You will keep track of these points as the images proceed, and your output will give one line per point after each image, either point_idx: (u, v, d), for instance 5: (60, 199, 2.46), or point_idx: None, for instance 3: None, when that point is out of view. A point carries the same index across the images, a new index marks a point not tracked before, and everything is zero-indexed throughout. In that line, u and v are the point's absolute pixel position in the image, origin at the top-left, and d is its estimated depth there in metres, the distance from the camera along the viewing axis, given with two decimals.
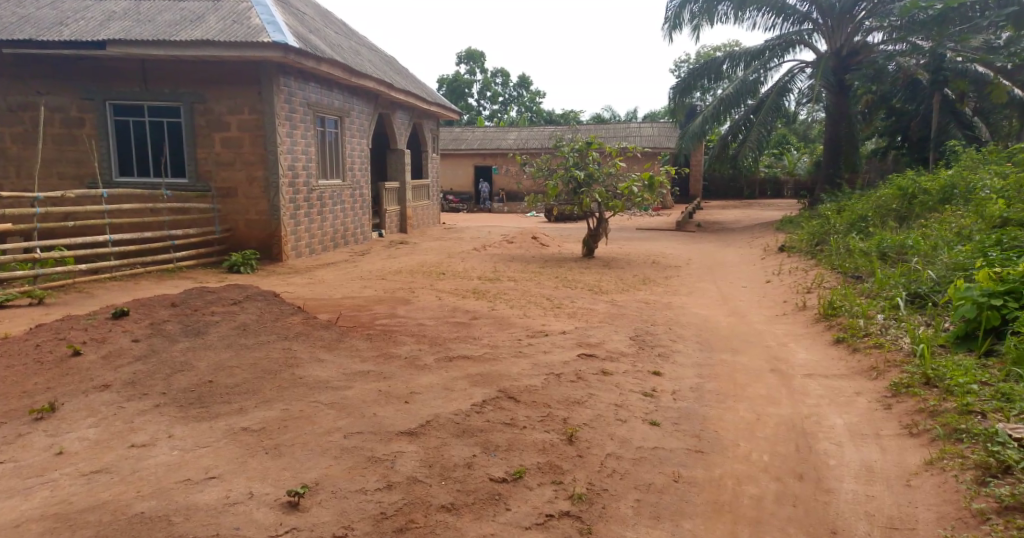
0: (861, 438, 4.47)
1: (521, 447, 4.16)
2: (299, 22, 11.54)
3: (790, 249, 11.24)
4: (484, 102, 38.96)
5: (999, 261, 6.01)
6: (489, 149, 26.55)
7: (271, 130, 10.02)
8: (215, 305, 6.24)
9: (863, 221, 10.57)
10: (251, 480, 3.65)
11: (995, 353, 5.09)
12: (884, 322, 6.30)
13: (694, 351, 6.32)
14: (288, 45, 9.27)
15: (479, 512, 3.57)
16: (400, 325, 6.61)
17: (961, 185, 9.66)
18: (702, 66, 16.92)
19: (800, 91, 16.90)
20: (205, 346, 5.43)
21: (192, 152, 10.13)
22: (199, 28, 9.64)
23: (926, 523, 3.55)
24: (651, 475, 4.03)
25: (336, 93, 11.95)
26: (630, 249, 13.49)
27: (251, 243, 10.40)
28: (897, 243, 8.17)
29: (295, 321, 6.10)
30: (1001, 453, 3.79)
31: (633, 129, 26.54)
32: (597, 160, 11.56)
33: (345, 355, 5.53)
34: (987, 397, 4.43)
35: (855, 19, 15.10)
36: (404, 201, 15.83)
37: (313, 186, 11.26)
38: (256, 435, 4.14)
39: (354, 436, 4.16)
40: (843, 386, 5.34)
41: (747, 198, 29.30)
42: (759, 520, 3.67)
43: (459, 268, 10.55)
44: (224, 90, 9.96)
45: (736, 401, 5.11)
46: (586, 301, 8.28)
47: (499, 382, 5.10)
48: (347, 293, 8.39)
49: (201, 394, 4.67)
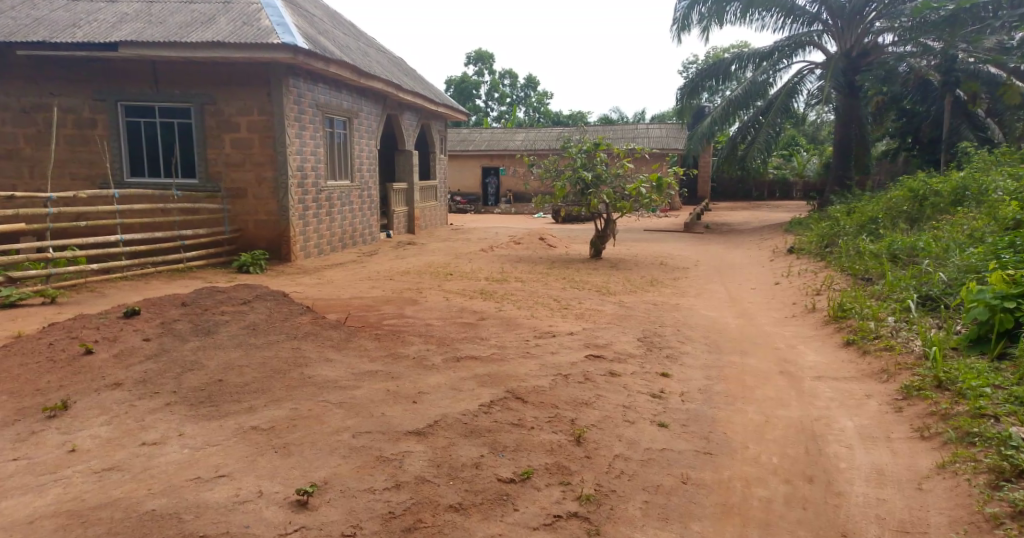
0: (872, 441, 4.45)
1: (529, 448, 4.16)
2: (309, 23, 11.58)
3: (799, 250, 11.23)
4: (491, 103, 38.96)
5: (1012, 263, 5.95)
6: (497, 149, 26.57)
7: (279, 130, 10.06)
8: (225, 305, 6.26)
9: (873, 223, 10.55)
10: (260, 479, 3.66)
11: (1008, 356, 5.05)
12: (894, 325, 6.26)
13: (702, 352, 6.30)
14: (298, 46, 9.30)
15: (487, 512, 3.56)
16: (408, 326, 6.63)
17: (973, 187, 9.59)
18: (709, 68, 16.88)
19: (809, 93, 16.83)
20: (214, 345, 5.45)
21: (202, 152, 10.18)
22: (209, 29, 9.68)
23: (938, 527, 3.53)
24: (660, 476, 4.02)
25: (344, 94, 11.98)
26: (637, 250, 13.48)
27: (260, 243, 10.44)
28: (908, 245, 8.14)
29: (304, 321, 6.12)
30: (1014, 457, 3.77)
31: (641, 130, 26.54)
32: (606, 162, 11.51)
33: (353, 355, 5.55)
34: (999, 400, 4.40)
35: (865, 20, 15.06)
36: (412, 202, 15.85)
37: (321, 187, 11.28)
38: (265, 434, 4.16)
39: (363, 435, 4.16)
40: (853, 388, 5.32)
41: (755, 199, 29.35)
42: (768, 522, 3.66)
43: (467, 269, 10.56)
44: (234, 91, 10.01)
45: (745, 403, 5.10)
46: (594, 302, 8.26)
47: (507, 383, 5.10)
48: (356, 293, 8.41)
49: (211, 393, 4.68)
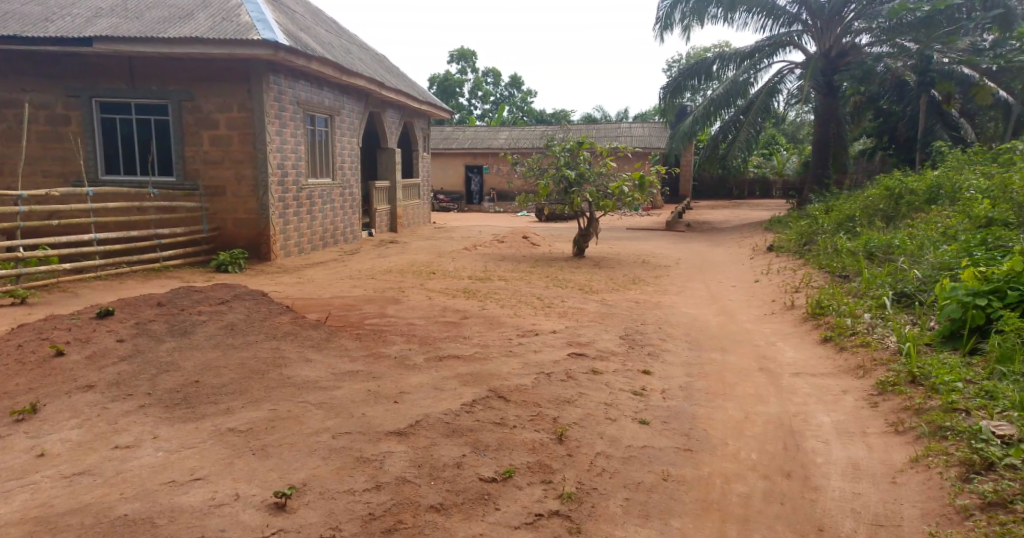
0: (848, 436, 4.49)
1: (511, 447, 4.15)
2: (291, 21, 11.49)
3: (778, 249, 11.28)
4: (475, 101, 38.88)
5: (984, 260, 6.06)
6: (480, 147, 26.50)
7: (259, 128, 9.95)
8: (202, 305, 6.20)
9: (850, 221, 10.63)
10: (238, 482, 3.62)
11: (979, 351, 5.12)
12: (870, 321, 6.32)
13: (683, 350, 6.32)
14: (279, 43, 9.19)
15: (469, 511, 3.55)
16: (391, 325, 6.59)
17: (947, 185, 9.75)
18: (692, 66, 16.94)
19: (789, 92, 16.93)
20: (191, 346, 5.38)
21: (180, 149, 10.06)
22: (188, 25, 9.55)
23: (911, 520, 3.56)
24: (640, 473, 4.03)
25: (326, 92, 11.90)
26: (619, 248, 13.48)
27: (239, 242, 10.32)
28: (884, 243, 8.23)
29: (283, 321, 6.06)
30: (984, 450, 3.82)
31: (624, 129, 26.65)
32: (588, 160, 11.55)
33: (334, 356, 5.51)
34: (971, 395, 4.46)
35: (843, 21, 15.19)
36: (395, 201, 15.76)
37: (302, 186, 11.19)
38: (242, 435, 4.11)
39: (342, 437, 4.13)
40: (830, 385, 5.36)
41: (736, 198, 29.55)
42: (746, 517, 3.68)
43: (450, 268, 10.52)
44: (214, 88, 9.89)
45: (725, 399, 5.12)
46: (578, 300, 8.27)
47: (490, 382, 5.08)
48: (336, 293, 8.34)
49: (187, 394, 4.63)
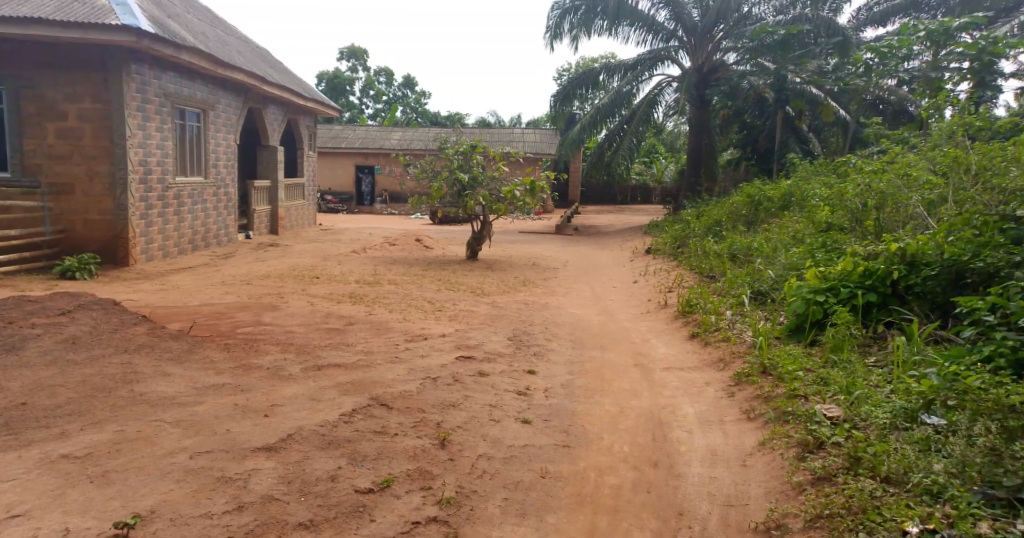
0: (708, 424, 4.63)
1: (391, 455, 3.99)
2: (158, 8, 10.76)
3: (655, 252, 11.64)
4: (366, 100, 38.09)
5: (824, 260, 6.46)
6: (371, 148, 25.97)
7: (119, 120, 9.24)
8: (38, 317, 5.64)
9: (717, 225, 11.12)
10: (69, 514, 3.27)
11: (818, 344, 5.45)
12: (731, 317, 6.59)
13: (567, 349, 6.36)
14: (142, 30, 8.53)
15: (341, 526, 3.35)
16: (266, 333, 6.25)
17: (797, 193, 10.43)
18: (579, 75, 17.23)
19: (669, 104, 17.56)
20: (22, 365, 4.86)
21: (16, 141, 9.18)
22: (29, 5, 8.76)
23: (756, 498, 3.70)
24: (519, 472, 3.97)
25: (198, 84, 11.22)
26: (508, 251, 13.51)
27: (91, 246, 9.50)
28: (745, 245, 8.67)
29: (137, 333, 5.60)
30: (816, 430, 3.98)
31: (517, 135, 26.80)
32: (482, 164, 11.48)
33: (197, 368, 5.13)
34: (809, 382, 4.67)
35: (714, 39, 15.93)
36: (275, 201, 15.12)
37: (169, 184, 10.50)
38: (78, 462, 3.73)
39: (201, 456, 3.83)
40: (695, 377, 5.53)
41: (619, 203, 30.45)
42: (616, 507, 3.69)
43: (335, 272, 10.16)
44: (62, 75, 9.13)
45: (602, 395, 5.17)
46: (468, 303, 8.18)
47: (371, 390, 4.88)
48: (205, 300, 7.84)
49: (11, 419, 4.16)
